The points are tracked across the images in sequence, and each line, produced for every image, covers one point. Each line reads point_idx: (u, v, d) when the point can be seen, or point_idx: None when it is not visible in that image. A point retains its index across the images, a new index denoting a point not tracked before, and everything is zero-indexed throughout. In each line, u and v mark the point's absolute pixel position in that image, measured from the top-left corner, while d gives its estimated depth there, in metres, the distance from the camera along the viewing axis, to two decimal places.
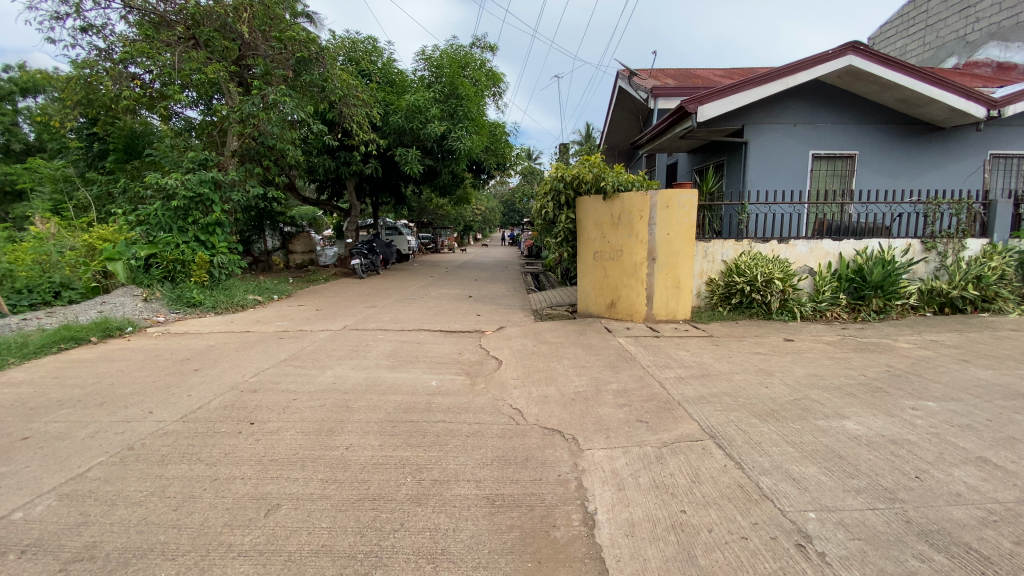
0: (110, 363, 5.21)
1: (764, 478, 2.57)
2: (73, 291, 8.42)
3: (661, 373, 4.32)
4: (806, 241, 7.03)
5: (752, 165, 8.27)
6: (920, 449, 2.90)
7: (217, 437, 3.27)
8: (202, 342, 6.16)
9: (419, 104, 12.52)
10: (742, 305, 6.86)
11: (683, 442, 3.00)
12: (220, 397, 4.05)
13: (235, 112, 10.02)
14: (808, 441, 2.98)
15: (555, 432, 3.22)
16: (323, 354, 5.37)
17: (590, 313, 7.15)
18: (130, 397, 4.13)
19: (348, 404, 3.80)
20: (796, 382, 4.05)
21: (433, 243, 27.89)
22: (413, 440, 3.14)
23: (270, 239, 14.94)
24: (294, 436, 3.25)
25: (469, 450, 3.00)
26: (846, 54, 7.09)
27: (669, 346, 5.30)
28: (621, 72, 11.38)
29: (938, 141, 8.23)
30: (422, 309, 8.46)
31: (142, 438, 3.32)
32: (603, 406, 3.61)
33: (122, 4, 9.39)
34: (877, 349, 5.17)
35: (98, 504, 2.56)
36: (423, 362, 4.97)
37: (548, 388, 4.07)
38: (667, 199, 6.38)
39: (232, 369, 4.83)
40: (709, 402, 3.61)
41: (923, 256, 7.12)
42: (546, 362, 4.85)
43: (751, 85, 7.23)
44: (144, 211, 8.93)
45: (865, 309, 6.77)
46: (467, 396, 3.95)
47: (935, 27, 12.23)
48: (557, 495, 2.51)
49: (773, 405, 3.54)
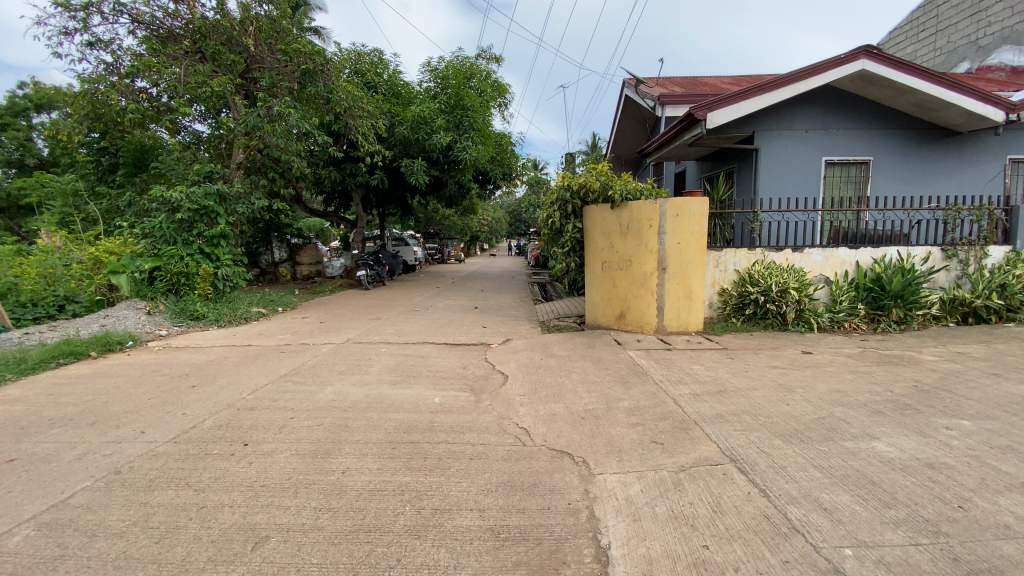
0: (106, 380, 5.09)
1: (793, 508, 2.37)
2: (77, 305, 8.33)
3: (675, 389, 4.10)
4: (821, 250, 6.81)
5: (763, 172, 8.08)
6: (960, 474, 2.69)
7: (208, 460, 3.10)
8: (202, 356, 6.04)
9: (424, 115, 12.44)
10: (756, 316, 6.64)
11: (702, 466, 2.79)
12: (215, 415, 3.90)
13: (240, 125, 10.05)
14: (837, 466, 2.77)
15: (564, 455, 3.04)
16: (324, 369, 5.21)
17: (599, 326, 6.96)
18: (123, 416, 3.99)
19: (347, 423, 3.63)
20: (818, 399, 3.82)
21: (439, 254, 27.87)
22: (413, 464, 2.96)
23: (277, 251, 14.97)
24: (288, 459, 3.08)
25: (473, 474, 2.83)
26: (858, 58, 6.93)
27: (682, 360, 5.08)
28: (628, 80, 11.27)
29: (956, 146, 8.00)
30: (427, 321, 8.30)
31: (130, 461, 3.17)
32: (616, 426, 3.41)
33: (131, 19, 9.46)
34: (902, 362, 4.92)
35: (78, 535, 2.40)
36: (426, 377, 4.80)
37: (556, 406, 3.87)
38: (677, 207, 6.20)
39: (230, 386, 4.68)
40: (727, 421, 3.39)
41: (944, 263, 6.88)
42: (555, 377, 4.65)
43: (761, 91, 7.08)
44: (149, 224, 8.91)
45: (885, 319, 6.53)
46: (471, 414, 3.77)
47: (945, 31, 12.05)
48: (567, 527, 2.32)
49: (796, 425, 3.32)
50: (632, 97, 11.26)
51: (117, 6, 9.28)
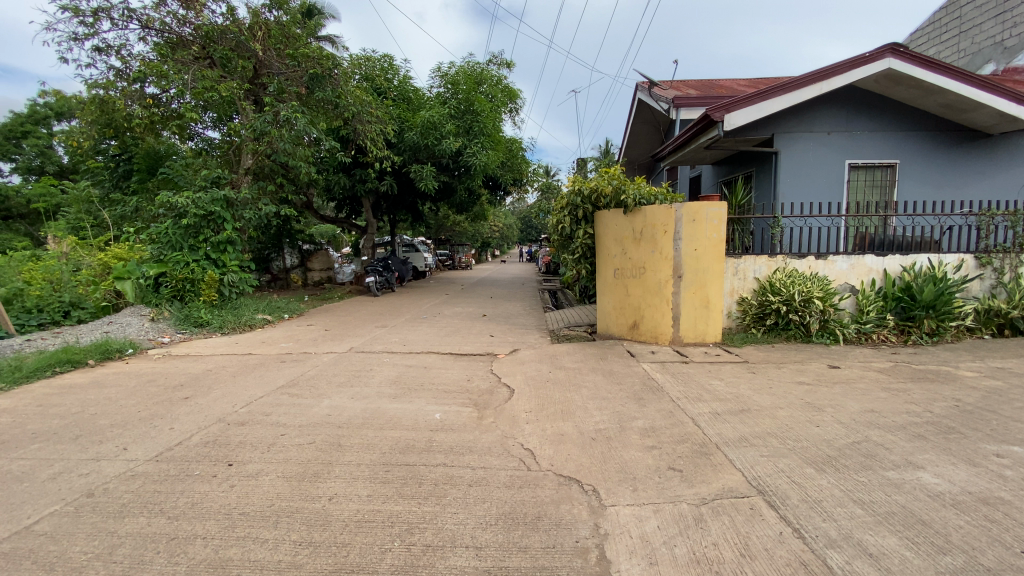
0: (99, 390, 4.92)
1: (833, 554, 2.07)
2: (83, 310, 8.26)
3: (694, 408, 3.80)
4: (846, 257, 6.46)
5: (784, 175, 7.74)
6: (1020, 512, 2.37)
7: (187, 483, 2.88)
8: (200, 366, 5.85)
9: (433, 120, 12.29)
10: (778, 327, 6.31)
11: (726, 498, 2.50)
12: (203, 431, 3.69)
13: (248, 130, 9.91)
14: (880, 501, 2.46)
15: (572, 482, 2.76)
16: (322, 380, 4.98)
17: (611, 335, 6.68)
18: (108, 431, 3.79)
19: (339, 442, 3.39)
20: (850, 420, 3.49)
21: (451, 260, 27.75)
22: (406, 491, 2.70)
23: (288, 257, 14.95)
24: (273, 482, 2.85)
25: (471, 503, 2.57)
26: (884, 56, 6.60)
27: (699, 374, 4.78)
28: (641, 84, 11.02)
29: (987, 149, 7.60)
30: (433, 329, 8.07)
31: (106, 482, 2.96)
32: (629, 449, 3.13)
33: (141, 25, 9.45)
34: (939, 378, 4.56)
35: (35, 568, 2.18)
36: (428, 391, 4.55)
37: (564, 425, 3.59)
38: (693, 212, 5.92)
39: (224, 399, 4.47)
40: (753, 446, 3.09)
41: (977, 272, 6.48)
42: (564, 392, 4.37)
43: (781, 91, 6.78)
44: (155, 229, 8.80)
45: (916, 331, 6.16)
46: (473, 433, 3.51)
47: (970, 33, 11.61)
48: (574, 570, 2.04)
49: (830, 451, 3.00)
50: (645, 100, 11.00)
51: (127, 12, 9.28)
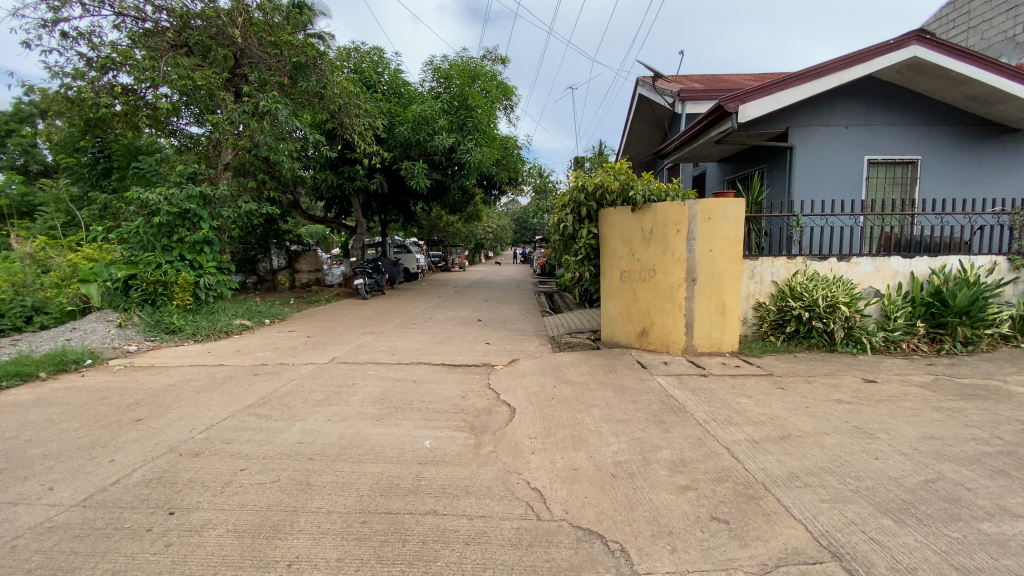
0: (41, 409, 4.30)
1: None
2: (47, 315, 7.50)
3: (726, 434, 3.27)
4: (871, 258, 5.97)
5: (799, 171, 7.25)
6: None
7: (113, 541, 2.30)
8: (163, 379, 5.23)
9: (426, 114, 11.67)
10: (799, 335, 5.82)
11: (793, 565, 1.97)
12: (149, 465, 3.11)
13: (226, 122, 9.27)
14: (991, 569, 1.93)
15: (594, 537, 2.23)
16: (297, 398, 4.40)
17: (617, 343, 6.16)
18: (37, 464, 3.19)
19: (308, 480, 2.83)
20: (912, 451, 2.97)
21: (444, 261, 27.16)
22: (386, 553, 2.14)
23: (275, 258, 14.34)
24: (221, 540, 2.27)
25: (469, 573, 2.01)
26: (909, 44, 6.13)
27: (723, 390, 4.25)
28: (641, 79, 10.54)
29: (1011, 143, 7.19)
30: (425, 336, 7.48)
31: (15, 537, 2.38)
32: (657, 491, 2.59)
33: (112, 11, 8.80)
34: (992, 396, 4.04)
35: None
36: (418, 410, 3.98)
37: (577, 456, 3.05)
38: (709, 210, 5.41)
39: (182, 421, 3.89)
40: (808, 486, 2.55)
41: (1012, 275, 6.04)
42: (572, 413, 3.82)
43: (799, 81, 6.28)
44: (125, 228, 8.15)
45: (949, 339, 5.72)
46: (469, 467, 2.96)
47: (980, 28, 11.20)
48: None
49: (903, 494, 2.47)
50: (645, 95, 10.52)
51: None
